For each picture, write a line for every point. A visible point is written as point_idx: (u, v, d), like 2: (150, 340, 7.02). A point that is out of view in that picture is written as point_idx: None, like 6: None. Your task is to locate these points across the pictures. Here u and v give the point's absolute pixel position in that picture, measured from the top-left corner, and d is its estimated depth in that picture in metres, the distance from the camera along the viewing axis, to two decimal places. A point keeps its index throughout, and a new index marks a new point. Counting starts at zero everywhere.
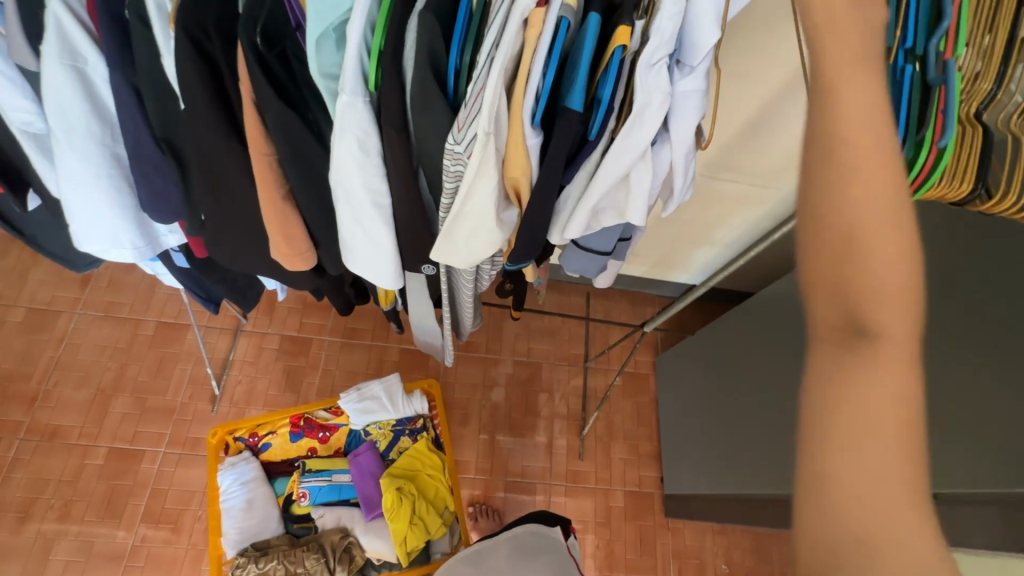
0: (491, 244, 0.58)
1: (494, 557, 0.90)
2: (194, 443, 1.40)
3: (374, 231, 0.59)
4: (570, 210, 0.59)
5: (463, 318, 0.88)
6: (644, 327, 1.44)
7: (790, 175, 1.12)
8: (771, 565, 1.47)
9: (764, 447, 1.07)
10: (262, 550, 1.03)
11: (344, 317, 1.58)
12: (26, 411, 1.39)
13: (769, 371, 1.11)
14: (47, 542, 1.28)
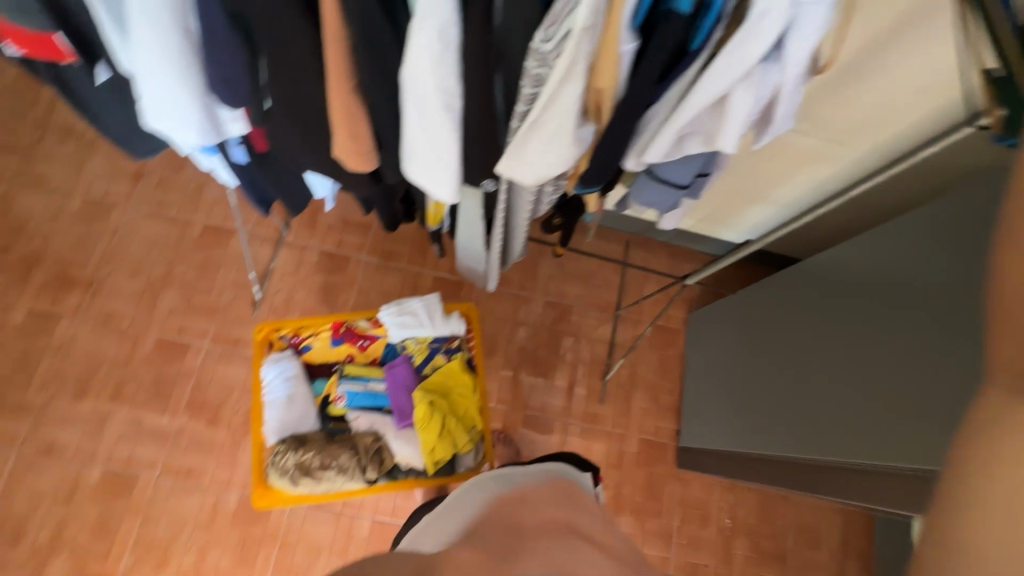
0: (563, 157, 0.59)
1: (514, 482, 0.89)
2: (236, 343, 1.47)
3: (441, 136, 0.57)
4: (653, 130, 0.59)
5: (514, 244, 0.91)
6: (686, 280, 1.41)
7: (871, 133, 1.04)
8: (773, 525, 1.51)
9: (794, 410, 1.07)
10: (300, 441, 1.07)
11: (382, 239, 1.60)
12: (83, 294, 1.47)
13: (807, 338, 1.09)
14: (101, 415, 1.39)
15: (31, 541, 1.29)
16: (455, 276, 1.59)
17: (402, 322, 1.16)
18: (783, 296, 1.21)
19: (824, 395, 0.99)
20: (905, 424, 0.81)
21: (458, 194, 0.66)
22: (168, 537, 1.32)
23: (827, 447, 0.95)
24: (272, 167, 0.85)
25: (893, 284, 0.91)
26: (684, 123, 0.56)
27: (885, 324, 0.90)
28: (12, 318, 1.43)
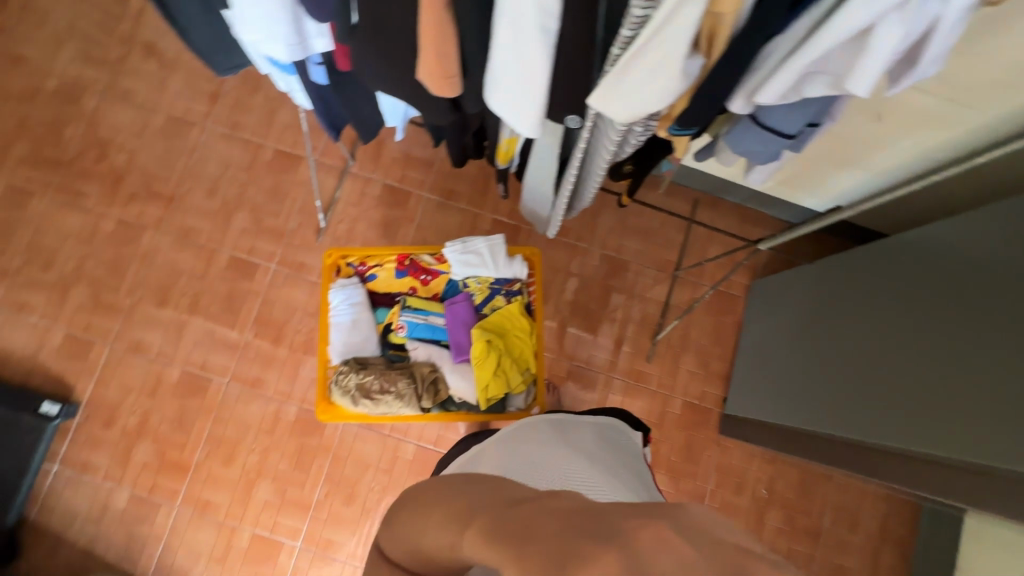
0: (663, 92, 0.57)
1: (573, 431, 0.89)
2: (300, 267, 1.54)
3: (534, 63, 0.56)
4: (771, 67, 0.57)
5: (584, 192, 0.89)
6: (758, 245, 1.34)
7: (1006, 91, 0.90)
8: (811, 502, 1.48)
9: (856, 393, 1.03)
10: (362, 364, 1.12)
11: (444, 177, 1.59)
12: (165, 209, 1.56)
13: (883, 320, 1.02)
14: (180, 321, 1.51)
15: (122, 425, 1.45)
16: (513, 221, 1.57)
17: (465, 260, 1.16)
18: (860, 271, 1.14)
19: (894, 380, 0.95)
20: (985, 423, 0.76)
21: (538, 128, 0.66)
22: (235, 437, 1.45)
23: (892, 434, 0.92)
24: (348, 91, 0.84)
25: (997, 273, 0.83)
26: (812, 59, 0.53)
27: (977, 315, 0.84)
28: (104, 225, 1.55)
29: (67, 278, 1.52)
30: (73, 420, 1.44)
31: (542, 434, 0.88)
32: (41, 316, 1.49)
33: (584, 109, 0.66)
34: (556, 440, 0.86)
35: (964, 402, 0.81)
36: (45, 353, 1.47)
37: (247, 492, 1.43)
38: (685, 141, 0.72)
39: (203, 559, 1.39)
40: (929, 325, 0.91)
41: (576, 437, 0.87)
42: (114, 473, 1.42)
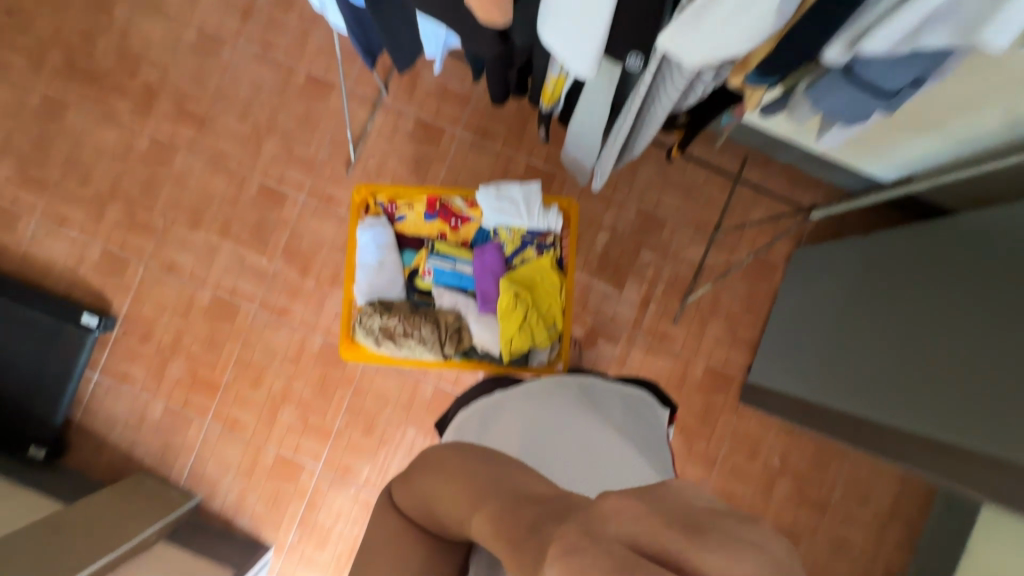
0: (746, 24, 0.51)
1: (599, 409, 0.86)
2: (329, 200, 1.52)
3: None
4: (882, 11, 0.51)
5: (636, 142, 0.82)
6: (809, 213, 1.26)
7: None
8: (824, 476, 1.48)
9: (890, 375, 1.02)
10: (387, 307, 1.11)
11: (479, 116, 1.52)
12: (197, 130, 1.54)
13: (931, 304, 1.00)
14: (212, 246, 1.52)
15: (157, 342, 1.51)
16: (548, 167, 1.51)
17: (498, 207, 1.11)
18: (893, 259, 1.14)
19: (933, 367, 0.93)
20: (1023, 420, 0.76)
21: (596, 69, 0.60)
22: (262, 362, 1.50)
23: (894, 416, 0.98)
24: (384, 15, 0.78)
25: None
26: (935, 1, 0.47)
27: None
28: (138, 143, 1.54)
29: (104, 195, 1.53)
30: (112, 333, 1.51)
31: (566, 399, 0.86)
32: (80, 231, 1.53)
33: (650, 50, 0.60)
34: (577, 413, 0.84)
35: (1004, 395, 0.80)
36: (85, 267, 1.52)
37: (272, 415, 1.49)
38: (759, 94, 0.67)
39: (231, 471, 1.49)
40: (983, 314, 0.89)
41: (600, 414, 0.85)
42: (150, 385, 1.50)
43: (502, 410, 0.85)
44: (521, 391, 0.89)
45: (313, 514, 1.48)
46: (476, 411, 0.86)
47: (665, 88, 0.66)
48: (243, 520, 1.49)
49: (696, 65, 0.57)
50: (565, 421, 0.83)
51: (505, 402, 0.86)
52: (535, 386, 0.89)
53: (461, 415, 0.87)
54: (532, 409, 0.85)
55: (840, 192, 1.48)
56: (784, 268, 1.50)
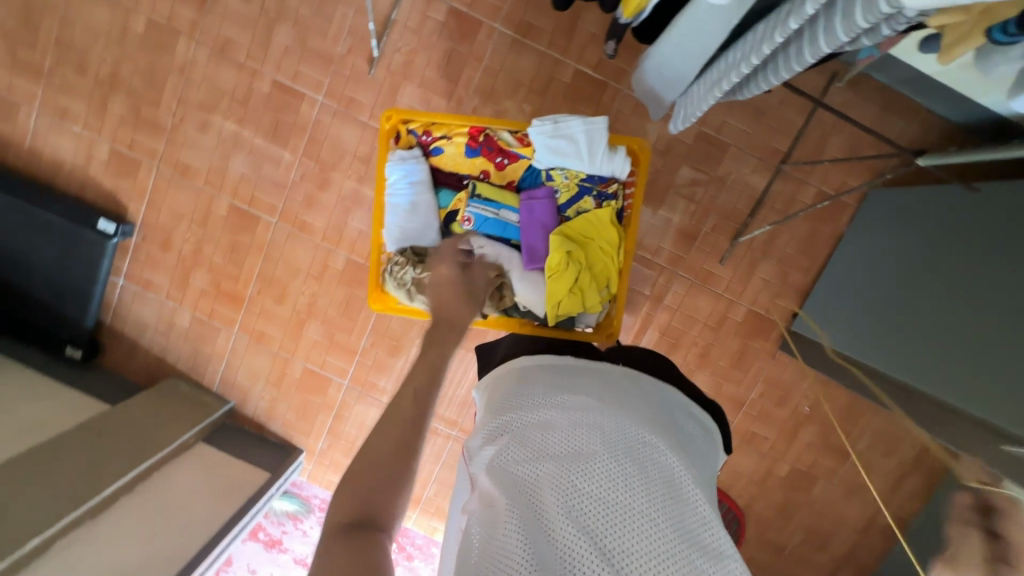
0: None
1: (683, 482, 0.58)
2: (349, 103, 1.36)
3: None
4: None
5: (755, 84, 0.69)
6: (916, 158, 1.09)
7: None
8: (854, 425, 1.45)
9: (939, 346, 0.94)
10: (420, 258, 1.00)
11: (523, 7, 1.29)
12: (198, 11, 1.34)
13: (1010, 277, 0.87)
14: (225, 150, 1.40)
15: (177, 250, 1.46)
16: (600, 76, 1.30)
17: (557, 145, 0.98)
18: (968, 217, 1.00)
19: (999, 349, 0.84)
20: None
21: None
22: (286, 278, 1.46)
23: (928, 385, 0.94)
24: None
25: None
26: None
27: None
28: (134, 25, 1.35)
29: (104, 85, 1.39)
30: (131, 239, 1.45)
31: (648, 423, 0.62)
32: (84, 126, 1.41)
33: None
34: (649, 456, 0.58)
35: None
36: (94, 167, 1.42)
37: (298, 330, 1.48)
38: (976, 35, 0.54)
39: (261, 380, 1.52)
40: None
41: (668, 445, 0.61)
42: (175, 294, 1.48)
43: (565, 378, 0.69)
44: (599, 374, 0.71)
45: (341, 425, 1.53)
46: (544, 364, 0.73)
47: (822, 26, 0.54)
48: (274, 426, 1.55)
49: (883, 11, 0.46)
50: (632, 455, 0.58)
51: (578, 372, 0.71)
52: (610, 368, 0.72)
53: (530, 359, 0.75)
54: (606, 404, 0.63)
55: (941, 123, 1.26)
56: (855, 209, 1.34)
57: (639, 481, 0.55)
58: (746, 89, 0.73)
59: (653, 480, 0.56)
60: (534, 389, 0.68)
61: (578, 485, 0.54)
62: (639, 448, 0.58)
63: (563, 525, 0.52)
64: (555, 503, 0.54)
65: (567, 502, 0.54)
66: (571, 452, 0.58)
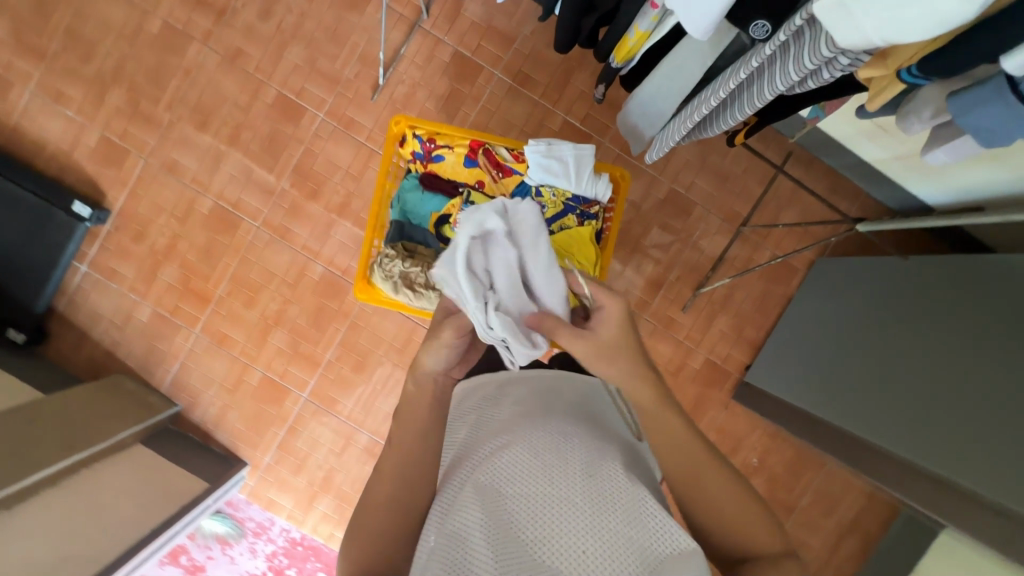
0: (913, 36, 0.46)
1: (607, 462, 0.60)
2: (349, 123, 1.43)
3: None
4: None
5: (710, 129, 0.80)
6: (856, 224, 1.22)
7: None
8: (798, 480, 1.51)
9: (878, 404, 1.05)
10: (410, 253, 1.02)
11: (522, 60, 1.41)
12: (215, 22, 1.41)
13: (935, 339, 0.99)
14: (217, 153, 1.43)
15: (151, 243, 1.44)
16: (585, 128, 1.42)
17: (546, 163, 1.01)
18: (896, 288, 1.14)
19: (931, 401, 0.94)
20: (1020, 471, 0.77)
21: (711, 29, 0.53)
22: (258, 282, 1.45)
23: (880, 435, 1.02)
24: None
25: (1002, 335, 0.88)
26: None
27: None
28: (149, 25, 1.41)
29: (107, 76, 1.41)
30: (103, 227, 1.43)
31: (576, 426, 0.64)
32: (78, 111, 1.42)
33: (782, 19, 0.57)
34: (568, 450, 0.60)
35: (1000, 443, 0.81)
36: (80, 152, 1.42)
37: (262, 337, 1.46)
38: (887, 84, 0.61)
39: (214, 385, 1.46)
40: (991, 362, 0.87)
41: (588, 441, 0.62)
42: (139, 287, 1.45)
43: (502, 393, 0.74)
44: (533, 387, 0.74)
45: (292, 440, 1.48)
46: (486, 383, 0.77)
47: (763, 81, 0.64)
48: (221, 435, 1.48)
49: (824, 63, 0.55)
50: (553, 446, 0.60)
51: (516, 388, 0.74)
52: (543, 379, 0.77)
53: (474, 379, 0.80)
54: (529, 413, 0.66)
55: (878, 206, 1.43)
56: (804, 274, 1.47)
57: (558, 467, 0.58)
58: (704, 132, 0.83)
59: (572, 465, 0.58)
60: (473, 412, 0.72)
61: (497, 491, 0.57)
62: (559, 440, 0.61)
63: (484, 526, 0.54)
64: (476, 510, 0.55)
65: (487, 508, 0.55)
66: (492, 458, 0.60)
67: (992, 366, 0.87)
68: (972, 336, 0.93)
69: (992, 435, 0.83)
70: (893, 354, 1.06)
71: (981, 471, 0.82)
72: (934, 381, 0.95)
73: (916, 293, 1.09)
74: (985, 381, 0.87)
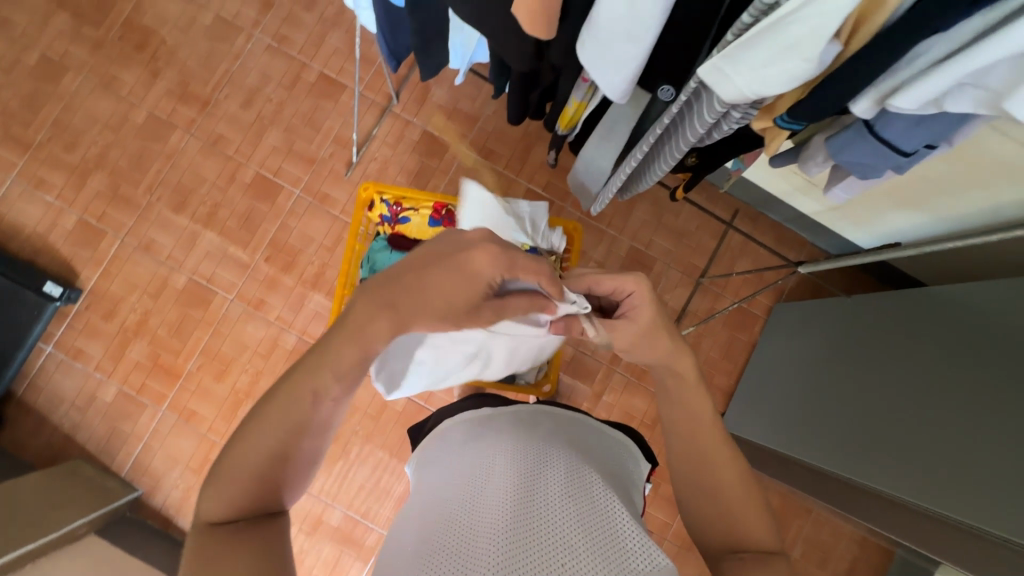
0: (780, 88, 0.52)
1: (591, 483, 0.58)
2: (323, 198, 1.50)
3: (642, 20, 0.52)
4: (917, 71, 0.52)
5: (645, 178, 0.90)
6: (798, 267, 1.39)
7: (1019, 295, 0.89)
8: (788, 531, 1.49)
9: (855, 436, 1.05)
10: None
11: (486, 136, 1.54)
12: (198, 112, 1.51)
13: (906, 367, 1.02)
14: (194, 230, 1.48)
15: (121, 320, 1.44)
16: (547, 194, 1.53)
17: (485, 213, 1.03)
18: (863, 326, 1.19)
19: (905, 428, 0.95)
20: (991, 491, 0.76)
21: (620, 92, 0.61)
22: (230, 355, 1.44)
23: (856, 468, 1.01)
24: (399, 21, 0.78)
25: (966, 359, 0.91)
26: (938, 85, 0.51)
27: (1003, 384, 0.83)
28: (135, 116, 1.50)
29: (89, 163, 1.48)
30: (73, 307, 1.43)
31: (561, 449, 0.63)
32: (58, 197, 1.47)
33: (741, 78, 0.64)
34: (548, 472, 0.58)
35: (970, 463, 0.81)
36: (56, 235, 1.45)
37: (232, 411, 1.43)
38: (781, 138, 0.67)
39: (178, 466, 1.40)
40: (960, 387, 0.89)
41: (572, 463, 0.60)
42: (105, 366, 1.42)
43: (489, 422, 0.73)
44: (520, 418, 0.73)
45: None
46: (472, 419, 0.76)
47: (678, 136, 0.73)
48: (183, 521, 1.39)
49: (726, 115, 0.63)
50: (536, 465, 0.59)
51: (502, 420, 0.73)
52: (536, 409, 0.76)
53: (459, 415, 0.80)
54: (513, 437, 0.65)
55: (823, 254, 1.54)
56: (764, 321, 1.54)
57: (536, 485, 0.56)
58: (642, 181, 0.93)
59: (553, 484, 0.56)
60: (457, 444, 0.70)
61: (473, 512, 0.54)
62: (543, 459, 0.60)
63: (456, 548, 0.51)
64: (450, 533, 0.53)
65: (461, 530, 0.53)
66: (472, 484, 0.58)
67: (952, 393, 0.90)
68: (932, 363, 0.96)
69: (959, 458, 0.83)
70: (863, 390, 1.09)
71: (955, 495, 0.81)
72: (903, 410, 0.97)
73: (884, 329, 1.13)
74: (950, 407, 0.88)
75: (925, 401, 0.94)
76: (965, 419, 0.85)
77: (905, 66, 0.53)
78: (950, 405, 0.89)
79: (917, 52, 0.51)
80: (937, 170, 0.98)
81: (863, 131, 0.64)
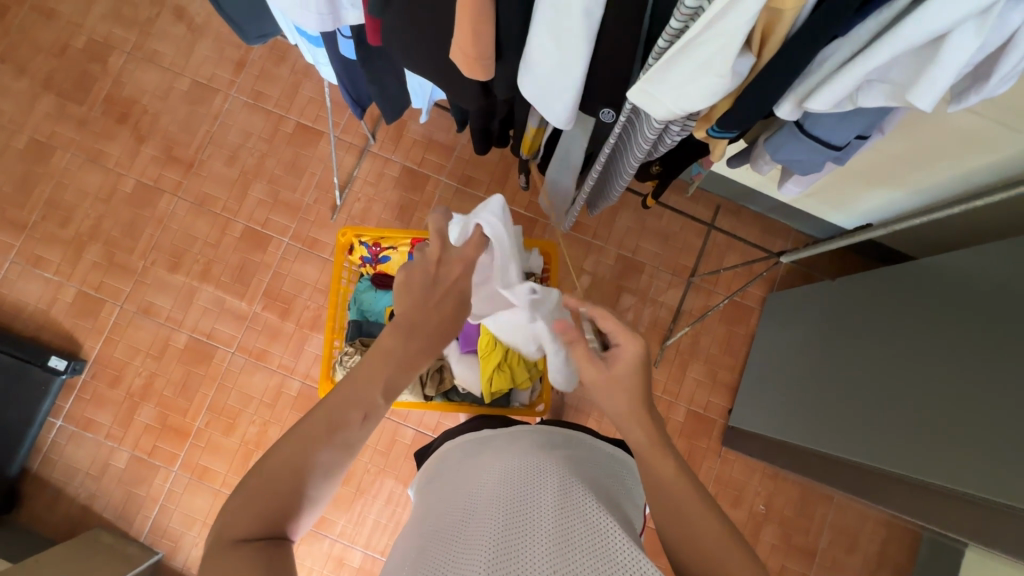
0: (703, 101, 0.55)
1: (580, 499, 0.58)
2: (313, 243, 1.53)
3: (568, 52, 0.54)
4: (827, 73, 0.55)
5: (610, 191, 0.92)
6: (781, 257, 1.40)
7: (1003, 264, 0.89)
8: (812, 520, 1.47)
9: (861, 418, 1.04)
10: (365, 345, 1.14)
11: (464, 163, 1.57)
12: (183, 175, 1.56)
13: (903, 345, 1.02)
14: (191, 289, 1.51)
15: (127, 386, 1.46)
16: (530, 213, 1.55)
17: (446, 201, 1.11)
18: (856, 308, 1.19)
19: (907, 406, 0.94)
20: (994, 462, 0.76)
21: (561, 118, 0.64)
22: (237, 408, 1.46)
23: (863, 450, 1.00)
24: (355, 71, 0.81)
25: (960, 332, 0.91)
26: (843, 84, 0.53)
27: (998, 352, 0.83)
28: (123, 185, 1.55)
29: (84, 236, 1.52)
30: (80, 377, 1.46)
31: (552, 465, 0.64)
32: (55, 272, 1.50)
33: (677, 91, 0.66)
34: (538, 489, 0.59)
35: (972, 436, 0.81)
36: (57, 308, 1.49)
37: (245, 463, 1.44)
38: (722, 146, 0.69)
39: (196, 524, 1.41)
40: (955, 360, 0.89)
41: (563, 478, 0.61)
42: (115, 433, 1.44)
43: (484, 446, 0.74)
44: (517, 437, 0.74)
45: None
46: (471, 443, 0.77)
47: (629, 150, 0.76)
48: None
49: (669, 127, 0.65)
50: (524, 487, 0.60)
51: (499, 440, 0.74)
52: (532, 428, 0.77)
53: (458, 440, 0.81)
54: (505, 458, 0.66)
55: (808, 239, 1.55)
56: (759, 311, 1.55)
57: (525, 503, 0.57)
58: (608, 194, 0.96)
59: (542, 500, 0.57)
60: (457, 469, 0.72)
61: (467, 533, 0.56)
62: (534, 477, 0.61)
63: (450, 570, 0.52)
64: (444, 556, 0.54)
65: (455, 552, 0.54)
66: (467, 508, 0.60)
67: (949, 368, 0.90)
68: (928, 339, 0.96)
69: (962, 433, 0.82)
70: (864, 373, 1.09)
71: (962, 471, 0.80)
72: (905, 389, 0.97)
73: (878, 309, 1.13)
74: (949, 382, 0.88)
75: (924, 379, 0.94)
76: (964, 393, 0.85)
77: (816, 70, 0.55)
78: (949, 380, 0.89)
79: (824, 54, 0.54)
80: (900, 147, 1.00)
81: (796, 131, 0.67)
